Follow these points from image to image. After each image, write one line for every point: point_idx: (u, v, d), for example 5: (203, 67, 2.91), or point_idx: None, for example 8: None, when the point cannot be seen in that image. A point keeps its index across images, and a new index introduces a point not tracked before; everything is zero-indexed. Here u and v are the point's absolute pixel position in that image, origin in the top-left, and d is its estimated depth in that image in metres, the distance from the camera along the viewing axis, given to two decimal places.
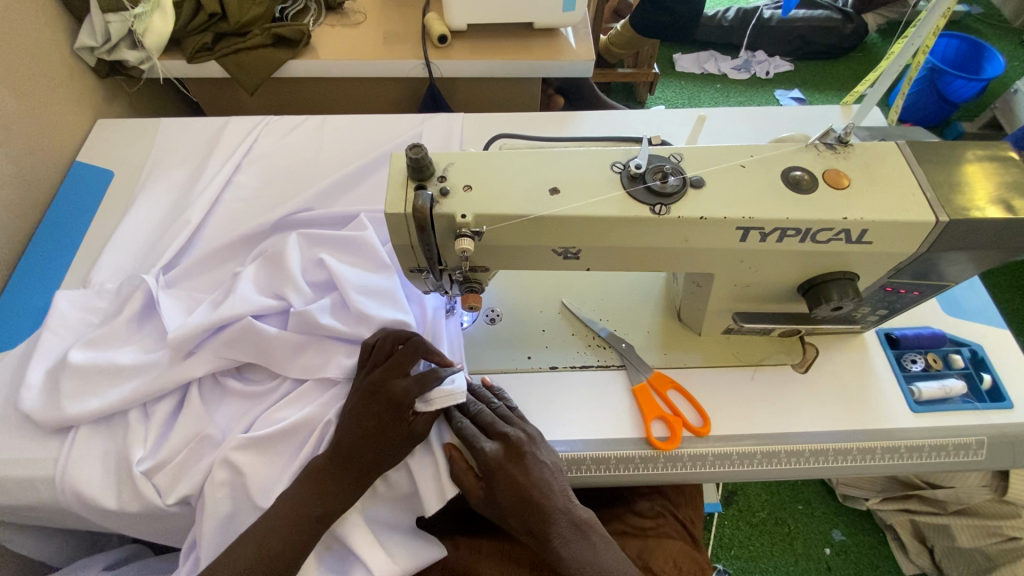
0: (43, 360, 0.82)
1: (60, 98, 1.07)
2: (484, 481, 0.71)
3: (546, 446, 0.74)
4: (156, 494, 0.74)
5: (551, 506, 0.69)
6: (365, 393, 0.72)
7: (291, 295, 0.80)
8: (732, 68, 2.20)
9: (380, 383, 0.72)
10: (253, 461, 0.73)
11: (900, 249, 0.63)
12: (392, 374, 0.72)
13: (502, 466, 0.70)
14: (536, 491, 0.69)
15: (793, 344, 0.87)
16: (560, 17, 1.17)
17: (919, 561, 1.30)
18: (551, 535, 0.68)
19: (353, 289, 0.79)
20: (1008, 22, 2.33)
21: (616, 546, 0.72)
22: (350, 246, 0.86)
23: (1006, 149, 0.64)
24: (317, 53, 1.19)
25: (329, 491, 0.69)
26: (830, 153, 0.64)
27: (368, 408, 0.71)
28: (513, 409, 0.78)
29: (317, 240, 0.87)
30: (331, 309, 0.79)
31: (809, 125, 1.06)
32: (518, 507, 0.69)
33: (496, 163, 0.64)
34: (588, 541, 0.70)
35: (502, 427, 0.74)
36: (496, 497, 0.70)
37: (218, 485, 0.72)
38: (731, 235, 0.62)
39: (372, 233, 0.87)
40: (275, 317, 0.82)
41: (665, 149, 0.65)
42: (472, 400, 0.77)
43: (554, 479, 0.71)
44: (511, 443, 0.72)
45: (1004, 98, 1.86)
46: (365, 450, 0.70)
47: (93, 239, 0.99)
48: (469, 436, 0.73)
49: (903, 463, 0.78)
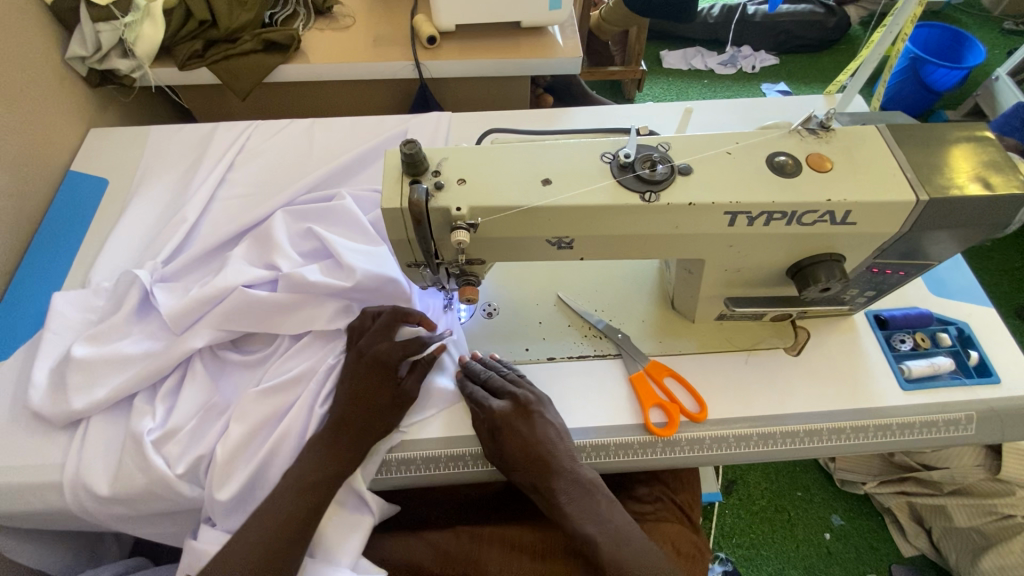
0: (46, 359, 0.83)
1: (52, 108, 1.08)
2: (493, 437, 0.76)
3: (553, 409, 0.79)
4: (165, 464, 0.75)
5: (555, 461, 0.73)
6: (353, 358, 0.79)
7: (280, 261, 0.86)
8: (719, 62, 2.24)
9: (365, 350, 0.79)
10: (263, 412, 0.78)
11: (883, 229, 0.65)
12: (380, 336, 0.80)
13: (510, 422, 0.75)
14: (542, 445, 0.74)
15: (785, 328, 0.89)
16: (548, 15, 1.19)
17: (917, 542, 1.33)
18: (557, 490, 0.72)
19: (339, 249, 0.86)
20: (988, 11, 2.37)
21: (618, 505, 0.75)
22: (335, 216, 0.93)
23: (983, 130, 0.66)
24: (307, 57, 1.20)
25: (335, 438, 0.75)
26: (813, 138, 0.66)
27: (356, 372, 0.78)
28: (520, 375, 0.83)
29: (302, 215, 0.94)
30: (320, 271, 0.85)
31: (795, 113, 1.08)
32: (524, 462, 0.74)
33: (488, 156, 0.66)
34: (592, 500, 0.73)
35: (511, 388, 0.79)
36: (503, 453, 0.75)
37: (231, 442, 0.76)
38: (719, 220, 0.64)
39: (352, 202, 0.95)
40: (264, 286, 0.87)
41: (653, 138, 0.67)
42: (481, 367, 0.82)
43: (559, 438, 0.75)
44: (519, 402, 0.77)
45: (986, 86, 1.90)
46: (358, 409, 0.76)
47: (90, 244, 1.00)
48: (480, 397, 0.78)
49: (895, 440, 0.80)
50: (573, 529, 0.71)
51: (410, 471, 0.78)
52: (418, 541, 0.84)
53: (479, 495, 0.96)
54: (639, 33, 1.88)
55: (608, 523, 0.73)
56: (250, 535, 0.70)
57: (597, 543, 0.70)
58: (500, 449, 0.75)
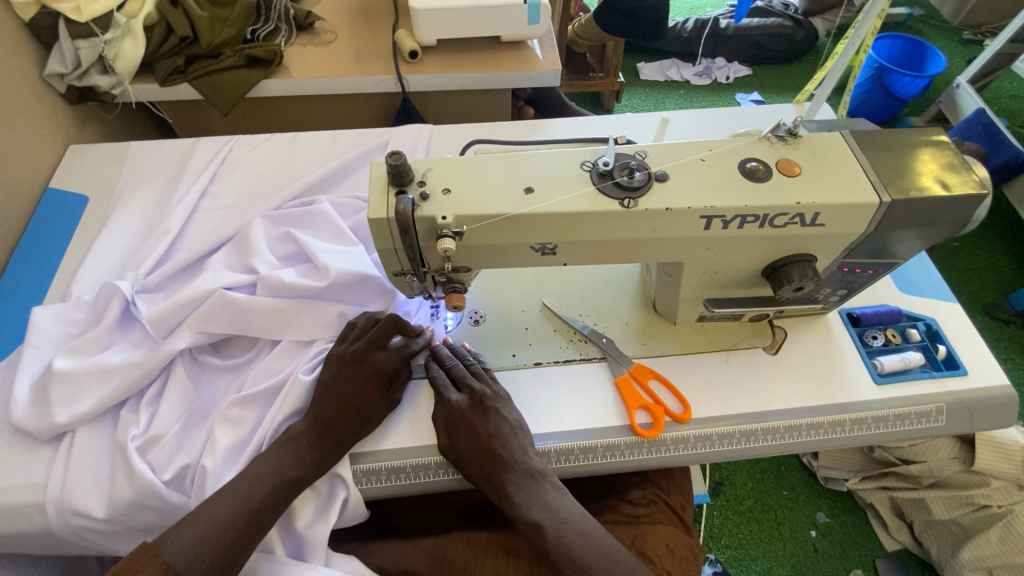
0: (27, 374, 0.81)
1: (28, 124, 1.06)
2: (449, 428, 0.78)
3: (510, 404, 0.82)
4: (150, 470, 0.75)
5: (506, 455, 0.76)
6: (350, 361, 0.81)
7: (257, 262, 0.88)
8: (694, 74, 2.31)
9: (361, 354, 0.82)
10: (244, 415, 0.81)
11: (851, 230, 0.68)
12: (373, 346, 0.83)
13: (464, 416, 0.78)
14: (495, 437, 0.77)
15: (762, 328, 0.92)
16: (527, 30, 1.22)
17: (899, 536, 1.36)
18: (504, 482, 0.75)
19: (317, 248, 0.88)
20: (947, 22, 2.49)
21: (568, 493, 0.77)
22: (313, 220, 0.95)
23: (938, 134, 0.70)
24: (290, 72, 1.21)
25: (318, 439, 0.77)
26: (782, 144, 0.69)
27: (352, 374, 0.80)
28: (486, 370, 0.85)
29: (282, 220, 0.96)
30: (294, 274, 0.86)
31: (766, 122, 1.13)
32: (477, 455, 0.76)
33: (473, 167, 0.67)
34: (541, 489, 0.75)
35: (470, 381, 0.82)
36: (456, 444, 0.77)
37: (220, 447, 0.77)
38: (695, 224, 0.66)
39: (330, 206, 0.97)
40: (243, 289, 0.88)
41: (630, 147, 0.69)
42: (448, 355, 0.85)
43: (512, 432, 0.78)
44: (476, 396, 0.80)
45: (948, 93, 1.98)
46: (347, 415, 0.78)
47: (71, 260, 0.99)
48: (440, 386, 0.81)
49: (869, 433, 0.83)
50: (517, 518, 0.74)
51: (402, 480, 0.78)
52: (410, 551, 0.84)
53: (468, 502, 0.96)
54: (615, 46, 1.95)
55: (557, 513, 0.74)
56: (192, 528, 0.69)
57: (543, 529, 0.73)
58: (453, 442, 0.77)
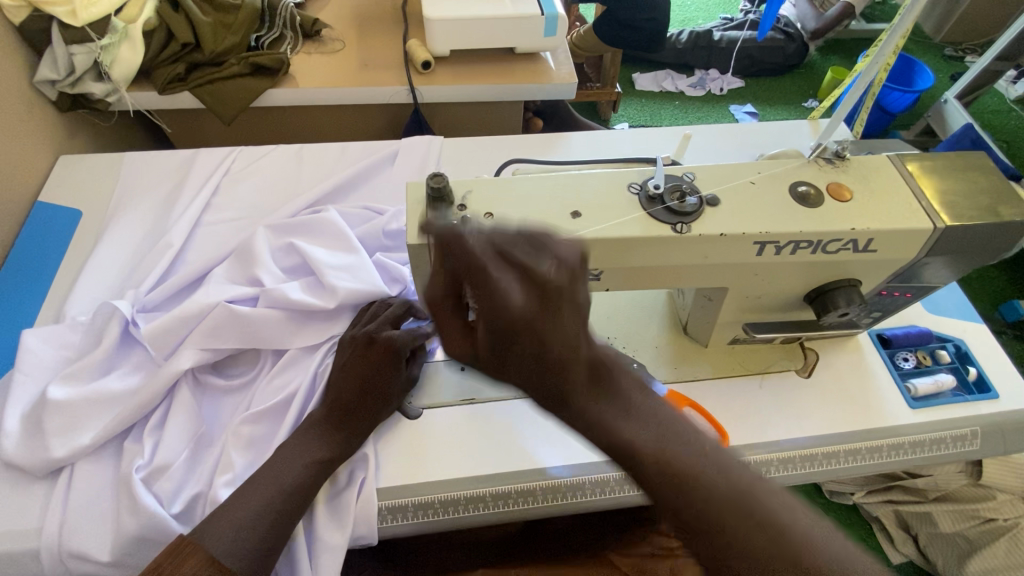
0: (18, 405, 0.75)
1: (17, 133, 1.00)
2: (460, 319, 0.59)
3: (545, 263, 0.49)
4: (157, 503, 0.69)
5: None
6: (362, 341, 0.77)
7: (262, 274, 0.84)
8: (688, 85, 2.32)
9: (375, 333, 0.77)
10: (257, 432, 0.76)
11: (901, 256, 0.66)
12: (386, 326, 0.79)
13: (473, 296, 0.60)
14: None
15: (794, 350, 0.89)
16: (543, 41, 1.19)
17: (905, 550, 1.35)
18: None
19: (322, 263, 0.83)
20: (929, 38, 2.55)
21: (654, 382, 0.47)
22: (317, 228, 0.90)
23: (983, 158, 0.69)
24: (296, 81, 1.17)
25: (340, 424, 0.75)
26: (831, 167, 0.67)
27: (366, 356, 0.76)
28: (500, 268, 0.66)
29: (286, 228, 0.91)
30: (301, 288, 0.82)
31: (787, 139, 1.12)
32: None
33: (513, 188, 0.64)
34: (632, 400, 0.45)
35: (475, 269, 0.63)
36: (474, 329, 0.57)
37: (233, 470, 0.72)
38: (747, 249, 0.63)
39: (336, 213, 0.92)
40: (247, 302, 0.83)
41: (677, 168, 0.67)
42: None
43: None
44: None
45: (935, 108, 2.03)
46: (367, 399, 0.76)
47: (65, 279, 0.92)
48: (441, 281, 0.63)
49: (907, 457, 0.82)
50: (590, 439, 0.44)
51: (432, 515, 0.73)
52: None
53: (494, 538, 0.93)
54: (613, 57, 1.95)
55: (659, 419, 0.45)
56: (228, 519, 0.64)
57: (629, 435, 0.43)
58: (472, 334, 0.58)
